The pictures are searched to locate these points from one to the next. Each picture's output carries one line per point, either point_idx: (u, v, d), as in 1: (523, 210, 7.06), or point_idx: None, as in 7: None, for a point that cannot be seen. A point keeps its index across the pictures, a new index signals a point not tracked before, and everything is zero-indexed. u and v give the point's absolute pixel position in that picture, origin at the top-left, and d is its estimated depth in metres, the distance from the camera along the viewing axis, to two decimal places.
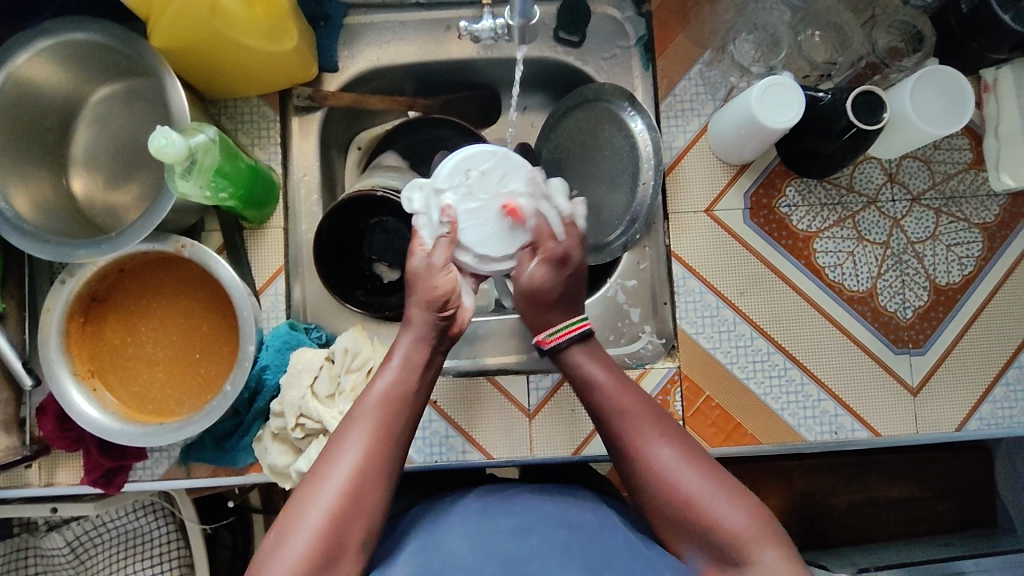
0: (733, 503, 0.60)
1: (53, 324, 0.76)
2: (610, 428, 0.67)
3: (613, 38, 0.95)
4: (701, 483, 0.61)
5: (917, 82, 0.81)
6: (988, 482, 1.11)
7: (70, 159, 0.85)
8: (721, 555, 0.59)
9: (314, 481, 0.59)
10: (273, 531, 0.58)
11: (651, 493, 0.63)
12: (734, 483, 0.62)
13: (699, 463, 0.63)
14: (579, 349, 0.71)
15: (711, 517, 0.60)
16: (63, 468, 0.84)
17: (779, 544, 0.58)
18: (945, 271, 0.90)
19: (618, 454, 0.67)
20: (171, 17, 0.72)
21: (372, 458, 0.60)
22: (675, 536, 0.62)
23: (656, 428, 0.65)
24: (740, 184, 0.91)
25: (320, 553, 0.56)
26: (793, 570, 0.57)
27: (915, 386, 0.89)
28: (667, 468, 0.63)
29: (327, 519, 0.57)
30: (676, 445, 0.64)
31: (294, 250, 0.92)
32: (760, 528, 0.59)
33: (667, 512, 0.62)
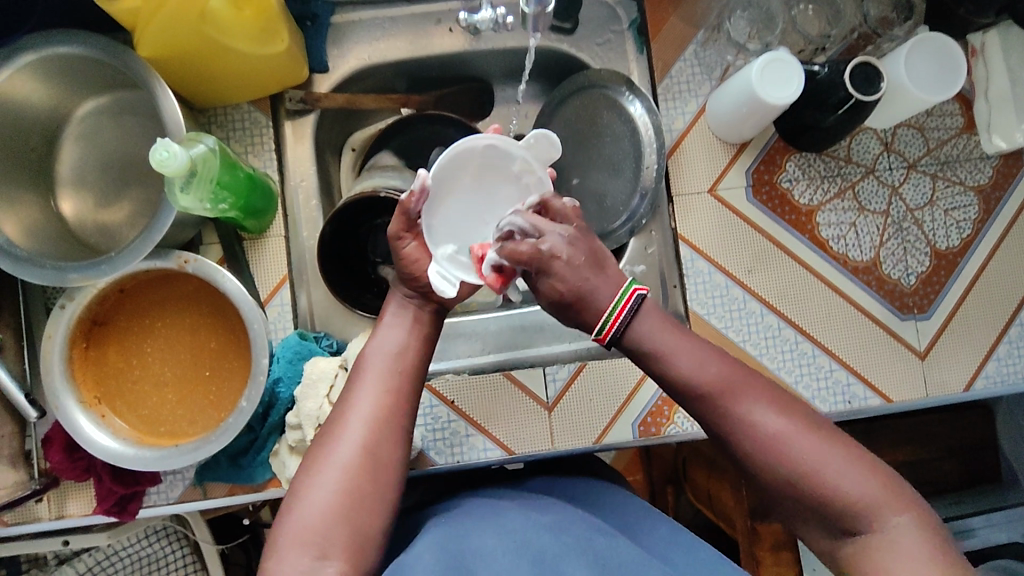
0: (857, 473, 0.55)
1: (55, 351, 0.73)
2: (702, 400, 0.60)
3: (605, 23, 0.94)
4: (812, 446, 0.57)
5: (911, 50, 0.82)
6: (989, 437, 1.14)
7: (57, 180, 0.82)
8: (847, 522, 0.55)
9: (329, 439, 0.61)
10: (294, 489, 0.60)
11: (762, 466, 0.58)
12: (843, 439, 0.57)
13: (806, 425, 0.58)
14: (646, 318, 0.62)
15: (828, 485, 0.55)
16: (73, 500, 0.81)
17: (905, 506, 0.55)
18: (944, 236, 0.92)
19: (710, 425, 0.61)
20: (159, 26, 0.69)
21: (381, 410, 0.63)
22: (790, 507, 0.58)
23: (752, 395, 0.59)
24: (741, 162, 0.91)
25: (343, 498, 0.58)
26: (923, 534, 0.54)
27: (923, 350, 0.91)
28: (773, 436, 0.57)
29: (346, 474, 0.59)
30: (780, 409, 0.58)
31: (297, 257, 0.90)
32: (884, 490, 0.55)
33: (779, 489, 0.58)
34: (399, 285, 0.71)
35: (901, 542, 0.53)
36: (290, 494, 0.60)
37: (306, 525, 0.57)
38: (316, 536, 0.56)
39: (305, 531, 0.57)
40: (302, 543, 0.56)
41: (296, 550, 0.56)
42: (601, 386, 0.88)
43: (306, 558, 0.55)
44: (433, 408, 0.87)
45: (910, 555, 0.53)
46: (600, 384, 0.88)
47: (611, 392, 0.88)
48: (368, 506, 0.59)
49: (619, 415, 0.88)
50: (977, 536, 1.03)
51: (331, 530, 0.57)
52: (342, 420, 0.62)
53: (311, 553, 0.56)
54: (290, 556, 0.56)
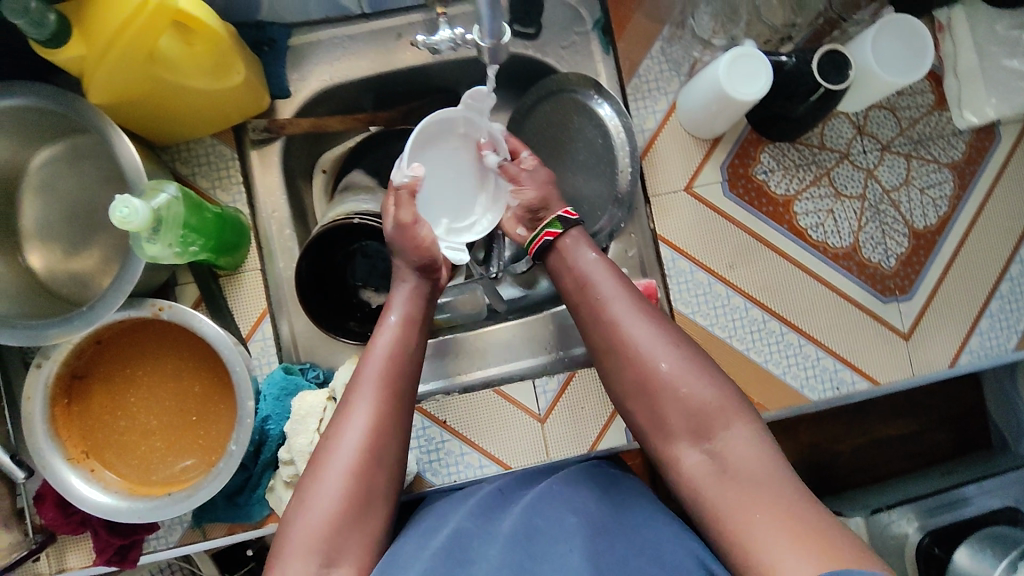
0: (715, 391, 0.62)
1: (36, 411, 0.72)
2: (589, 290, 0.70)
3: (569, 25, 0.92)
4: (673, 357, 0.64)
5: (878, 34, 0.81)
6: (978, 405, 1.16)
7: (23, 235, 0.80)
8: (696, 426, 0.62)
9: (329, 444, 0.63)
10: (296, 498, 0.62)
11: (637, 400, 0.66)
12: (706, 360, 0.65)
13: (676, 345, 0.65)
14: (576, 235, 0.75)
15: (681, 391, 0.63)
16: (72, 553, 0.80)
17: (744, 424, 0.61)
18: (921, 215, 0.92)
19: (589, 316, 0.70)
20: (107, 74, 0.67)
21: (381, 404, 0.64)
22: (648, 409, 0.65)
23: (637, 307, 0.68)
24: (715, 158, 0.91)
25: (346, 509, 0.61)
26: (758, 449, 0.59)
27: (907, 330, 0.91)
28: (641, 341, 0.65)
29: (348, 478, 0.61)
30: (653, 323, 0.67)
31: (274, 288, 0.89)
32: (729, 406, 0.62)
33: (640, 383, 0.65)
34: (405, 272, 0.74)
35: (736, 455, 0.59)
36: (293, 501, 0.62)
37: (307, 532, 0.59)
38: (319, 544, 0.59)
39: (306, 539, 0.59)
40: (308, 550, 0.58)
41: (300, 557, 0.58)
42: (591, 394, 0.88)
43: (312, 565, 0.58)
44: (426, 429, 0.87)
45: (743, 459, 0.59)
46: (591, 391, 0.88)
47: (601, 398, 0.88)
48: (368, 506, 0.62)
49: (612, 420, 0.88)
50: (973, 504, 1.01)
51: (336, 538, 0.60)
52: (343, 420, 0.64)
53: (317, 560, 0.58)
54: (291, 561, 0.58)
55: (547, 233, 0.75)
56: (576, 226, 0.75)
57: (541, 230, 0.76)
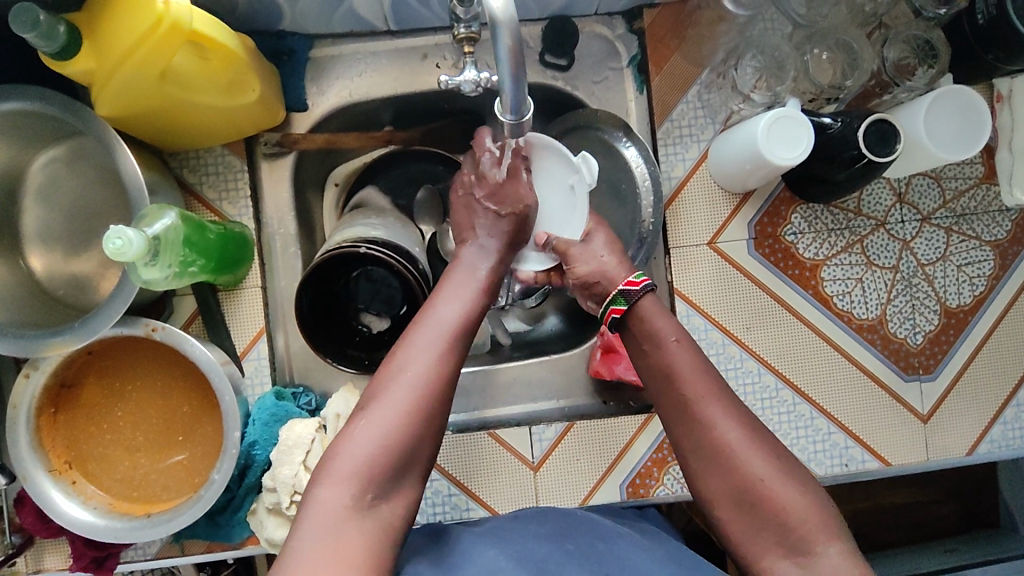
0: (803, 491, 0.57)
1: (20, 421, 0.71)
2: (669, 377, 0.63)
3: (603, 60, 0.88)
4: (770, 467, 0.58)
5: (932, 105, 0.75)
6: (990, 483, 1.11)
7: (22, 234, 0.78)
8: (788, 538, 0.56)
9: (391, 372, 0.59)
10: (351, 422, 0.57)
11: (727, 507, 0.59)
12: (792, 460, 0.59)
13: (768, 448, 0.59)
14: (649, 306, 0.68)
15: (778, 506, 0.56)
16: (50, 554, 0.80)
17: (840, 541, 0.55)
18: (955, 293, 0.87)
19: (673, 406, 0.63)
20: (114, 88, 0.63)
21: (451, 347, 0.61)
22: (738, 518, 0.58)
23: (722, 397, 0.61)
24: (743, 214, 0.86)
25: (402, 441, 0.56)
26: (854, 567, 0.54)
27: (926, 413, 0.87)
28: (735, 446, 0.59)
29: (409, 407, 0.57)
30: (741, 415, 0.61)
31: (273, 306, 0.86)
32: (827, 523, 0.56)
33: (727, 482, 0.59)
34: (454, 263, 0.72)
35: (833, 572, 0.54)
36: (348, 424, 0.57)
37: (362, 458, 0.54)
38: (368, 474, 0.54)
39: (359, 465, 0.54)
40: (358, 482, 0.53)
41: (349, 488, 0.53)
42: (588, 447, 0.85)
43: (357, 495, 0.53)
44: None
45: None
46: (589, 443, 0.85)
47: (597, 451, 0.85)
48: (422, 445, 0.57)
49: (606, 475, 0.85)
50: None
51: (386, 473, 0.54)
52: (407, 353, 0.60)
53: (360, 491, 0.53)
54: (341, 486, 0.53)
55: (614, 311, 0.69)
56: (644, 296, 0.68)
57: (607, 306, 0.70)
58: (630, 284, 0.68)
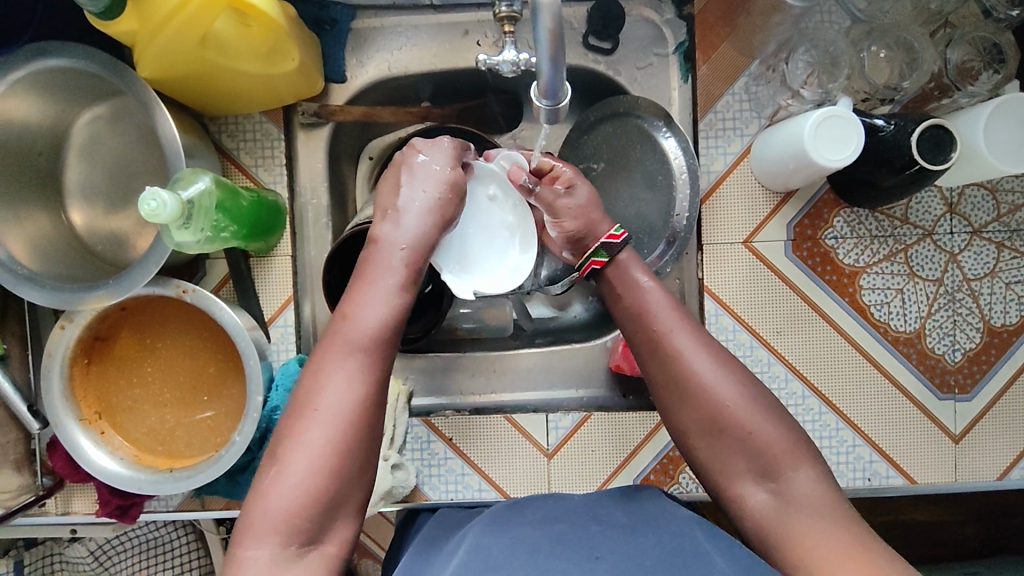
0: (778, 425, 0.58)
1: (54, 369, 0.74)
2: (643, 320, 0.64)
3: (649, 45, 0.86)
4: (739, 393, 0.59)
5: (993, 113, 0.71)
6: (1019, 507, 1.07)
7: (66, 190, 0.80)
8: (761, 463, 0.57)
9: (305, 411, 0.55)
10: (268, 469, 0.54)
11: (698, 437, 0.60)
12: (766, 394, 0.60)
13: (738, 376, 0.60)
14: (628, 257, 0.69)
15: (748, 431, 0.58)
16: (78, 498, 0.83)
17: (810, 463, 0.57)
18: (1001, 312, 0.83)
19: (643, 346, 0.64)
20: (156, 51, 0.65)
21: (366, 371, 0.57)
22: (709, 445, 0.59)
23: (694, 335, 0.62)
24: (783, 214, 0.83)
25: (324, 479, 0.53)
26: (823, 491, 0.56)
27: (958, 433, 0.83)
28: (705, 375, 0.60)
29: (326, 447, 0.54)
30: (712, 351, 0.61)
31: (301, 276, 0.87)
32: (794, 446, 0.57)
33: (701, 418, 0.59)
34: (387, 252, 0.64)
35: (803, 495, 0.55)
36: (265, 472, 0.54)
37: (281, 511, 0.52)
38: (291, 519, 0.52)
39: (282, 517, 0.52)
40: (281, 530, 0.52)
41: (273, 540, 0.52)
42: (604, 438, 0.85)
43: (284, 543, 0.52)
44: (430, 443, 0.85)
45: (812, 502, 0.55)
46: (606, 435, 0.85)
47: (613, 442, 0.85)
48: (351, 484, 0.55)
49: (621, 467, 0.85)
50: None
51: (313, 515, 0.53)
52: (324, 389, 0.56)
53: (285, 539, 0.52)
54: (263, 540, 0.52)
55: (594, 263, 0.69)
56: (624, 249, 0.69)
57: (586, 258, 0.71)
58: (611, 237, 0.69)
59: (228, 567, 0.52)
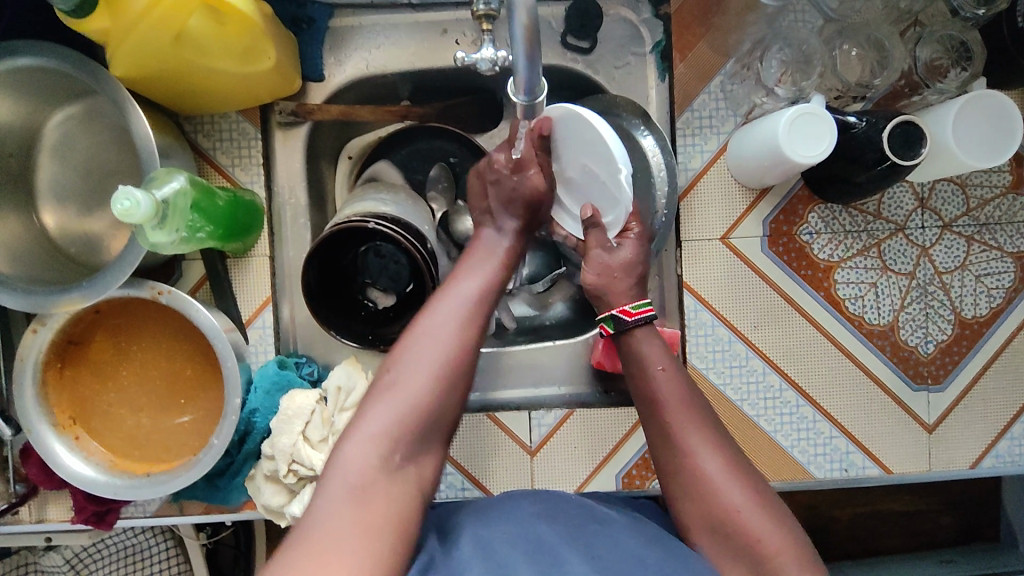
0: (780, 529, 0.57)
1: (27, 374, 0.73)
2: (658, 415, 0.64)
3: (626, 44, 0.87)
4: (748, 497, 0.58)
5: (962, 109, 0.73)
6: (993, 496, 1.09)
7: (37, 191, 0.79)
8: (760, 570, 0.56)
9: (414, 339, 0.60)
10: (376, 385, 0.58)
11: (703, 533, 0.59)
12: (773, 498, 0.59)
13: (747, 479, 0.60)
14: (641, 334, 0.69)
15: (751, 535, 0.57)
16: (52, 506, 0.81)
17: (817, 574, 0.55)
18: (972, 304, 0.85)
19: (657, 435, 0.64)
20: (128, 48, 0.63)
21: (469, 324, 0.62)
22: (713, 544, 0.59)
23: (706, 433, 0.62)
24: (759, 210, 0.84)
25: (429, 400, 0.57)
26: None
27: (932, 423, 0.85)
28: (715, 477, 0.59)
29: (434, 370, 0.58)
30: (724, 451, 0.61)
31: (280, 277, 0.87)
32: (799, 555, 0.56)
33: (704, 514, 0.59)
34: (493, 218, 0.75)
35: None
36: (364, 401, 0.58)
37: (387, 419, 0.56)
38: (396, 432, 0.55)
39: (386, 425, 0.55)
40: (382, 435, 0.55)
41: (378, 441, 0.55)
42: (587, 434, 0.85)
43: (386, 451, 0.55)
44: None
45: None
46: (588, 432, 0.85)
47: (595, 439, 0.85)
48: (440, 415, 0.58)
49: (603, 463, 0.85)
50: None
51: (414, 429, 0.56)
52: (428, 331, 0.60)
53: (390, 447, 0.55)
54: (368, 442, 0.55)
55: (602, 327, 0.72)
56: (635, 327, 0.69)
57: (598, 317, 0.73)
58: (623, 312, 0.70)
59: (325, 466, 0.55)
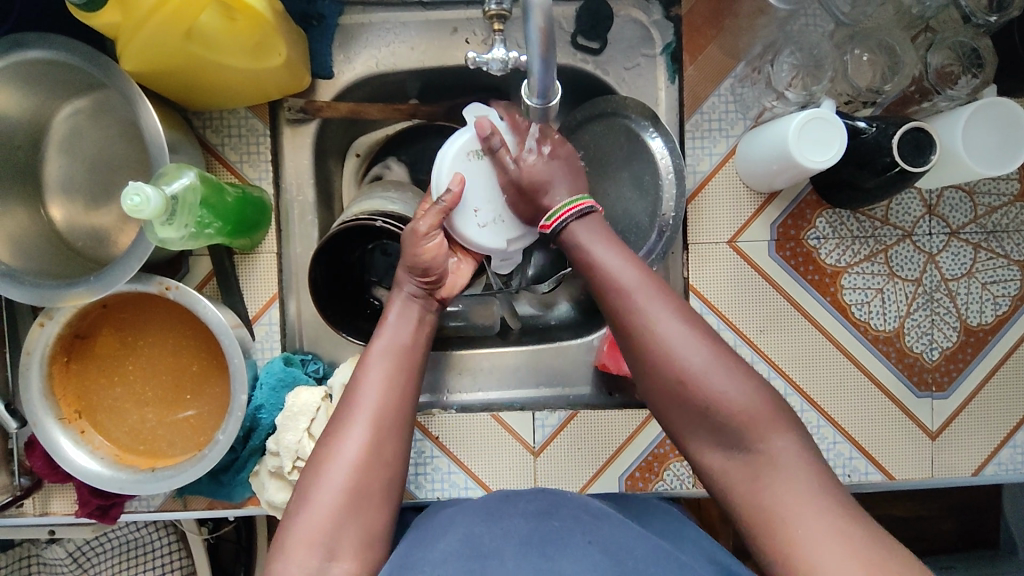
0: (748, 387, 0.55)
1: (33, 367, 0.73)
2: (609, 291, 0.60)
3: (637, 45, 0.86)
4: (706, 361, 0.56)
5: (972, 116, 0.73)
6: (994, 502, 1.10)
7: (45, 184, 0.79)
8: (732, 436, 0.55)
9: (330, 443, 0.59)
10: (298, 494, 0.57)
11: (670, 407, 0.58)
12: (737, 356, 0.57)
13: (710, 343, 0.57)
14: (580, 224, 0.65)
15: (717, 397, 0.55)
16: (57, 499, 0.81)
17: (786, 432, 0.54)
18: (977, 312, 0.85)
19: (609, 312, 0.61)
20: (139, 43, 0.63)
21: (384, 417, 0.60)
22: (684, 418, 0.57)
23: (660, 299, 0.59)
24: (767, 214, 0.84)
25: (351, 502, 0.56)
26: (805, 462, 0.53)
27: (935, 430, 0.85)
28: (671, 348, 0.56)
29: (351, 473, 0.57)
30: (683, 315, 0.58)
31: (287, 273, 0.86)
32: (767, 411, 0.55)
33: (668, 386, 0.57)
34: (404, 278, 0.70)
35: (781, 463, 0.53)
36: (296, 493, 0.58)
37: (310, 530, 0.55)
38: (321, 538, 0.55)
39: (312, 532, 0.55)
40: (309, 546, 0.54)
41: (302, 553, 0.54)
42: (590, 436, 0.85)
43: (314, 559, 0.54)
44: (416, 441, 0.85)
45: (786, 477, 0.52)
46: (592, 432, 0.85)
47: (600, 440, 0.85)
48: (371, 508, 0.57)
49: (608, 463, 0.85)
50: None
51: (338, 531, 0.55)
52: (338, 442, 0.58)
53: (319, 554, 0.54)
54: (295, 555, 0.54)
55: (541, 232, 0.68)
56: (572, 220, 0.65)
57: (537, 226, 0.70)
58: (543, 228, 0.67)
59: None
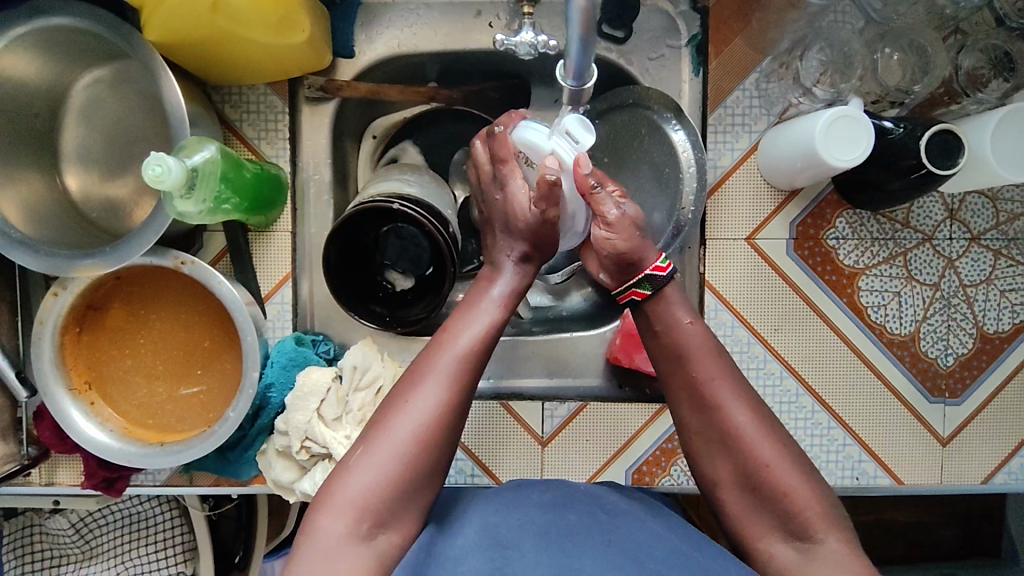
0: (808, 481, 0.58)
1: (44, 337, 0.72)
2: (683, 371, 0.63)
3: (662, 36, 0.85)
4: (776, 452, 0.58)
5: (1001, 121, 0.72)
6: (998, 511, 1.09)
7: (61, 153, 0.78)
8: (789, 523, 0.57)
9: (399, 406, 0.58)
10: (355, 450, 0.58)
11: (732, 489, 0.60)
12: (801, 454, 0.60)
13: (779, 437, 0.59)
14: (671, 293, 0.66)
15: (783, 488, 0.57)
16: (63, 470, 0.81)
17: (839, 528, 0.56)
18: (994, 319, 0.84)
19: (680, 393, 0.63)
20: (165, 12, 0.64)
21: (453, 399, 0.59)
22: (744, 500, 0.59)
23: (734, 386, 0.61)
24: (786, 212, 0.84)
25: (405, 476, 0.56)
26: (854, 556, 0.55)
27: (946, 436, 0.85)
28: (743, 430, 0.59)
29: (410, 445, 0.56)
30: (754, 407, 0.61)
31: (301, 252, 0.86)
32: (824, 509, 0.57)
33: (736, 471, 0.59)
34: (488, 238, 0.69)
35: (833, 559, 0.55)
36: (354, 452, 0.58)
37: (359, 493, 0.55)
38: (366, 509, 0.55)
39: (360, 498, 0.55)
40: (354, 511, 0.54)
41: (349, 516, 0.54)
42: (598, 429, 0.85)
43: (353, 524, 0.54)
44: None
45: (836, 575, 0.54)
46: (601, 425, 0.85)
47: (608, 432, 0.85)
48: (420, 485, 0.57)
49: (616, 456, 0.85)
50: None
51: (384, 505, 0.55)
52: (404, 409, 0.58)
53: (362, 523, 0.54)
54: (338, 514, 0.54)
55: (636, 293, 0.66)
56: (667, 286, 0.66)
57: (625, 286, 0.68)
58: (656, 269, 0.66)
59: (300, 533, 0.55)
